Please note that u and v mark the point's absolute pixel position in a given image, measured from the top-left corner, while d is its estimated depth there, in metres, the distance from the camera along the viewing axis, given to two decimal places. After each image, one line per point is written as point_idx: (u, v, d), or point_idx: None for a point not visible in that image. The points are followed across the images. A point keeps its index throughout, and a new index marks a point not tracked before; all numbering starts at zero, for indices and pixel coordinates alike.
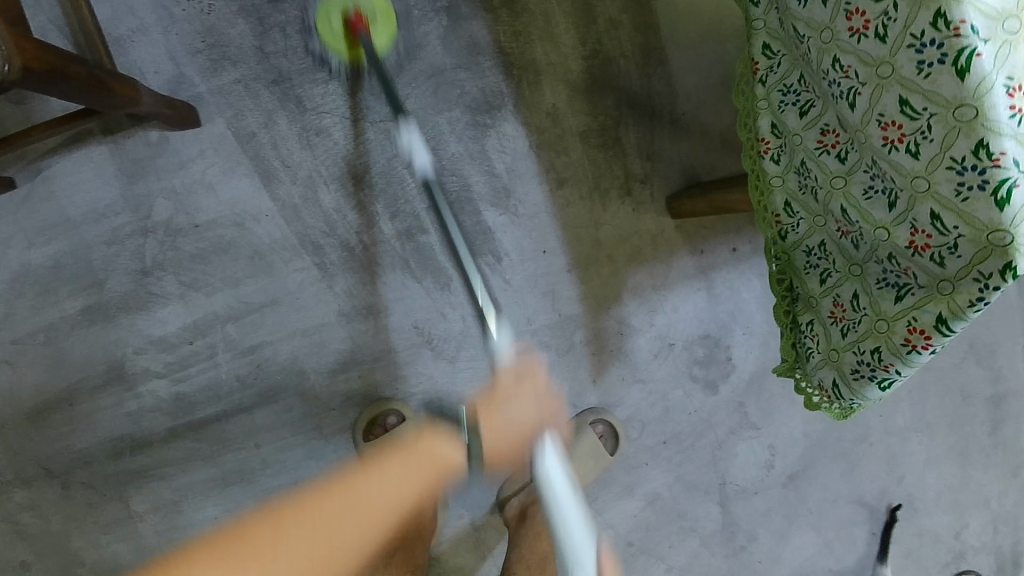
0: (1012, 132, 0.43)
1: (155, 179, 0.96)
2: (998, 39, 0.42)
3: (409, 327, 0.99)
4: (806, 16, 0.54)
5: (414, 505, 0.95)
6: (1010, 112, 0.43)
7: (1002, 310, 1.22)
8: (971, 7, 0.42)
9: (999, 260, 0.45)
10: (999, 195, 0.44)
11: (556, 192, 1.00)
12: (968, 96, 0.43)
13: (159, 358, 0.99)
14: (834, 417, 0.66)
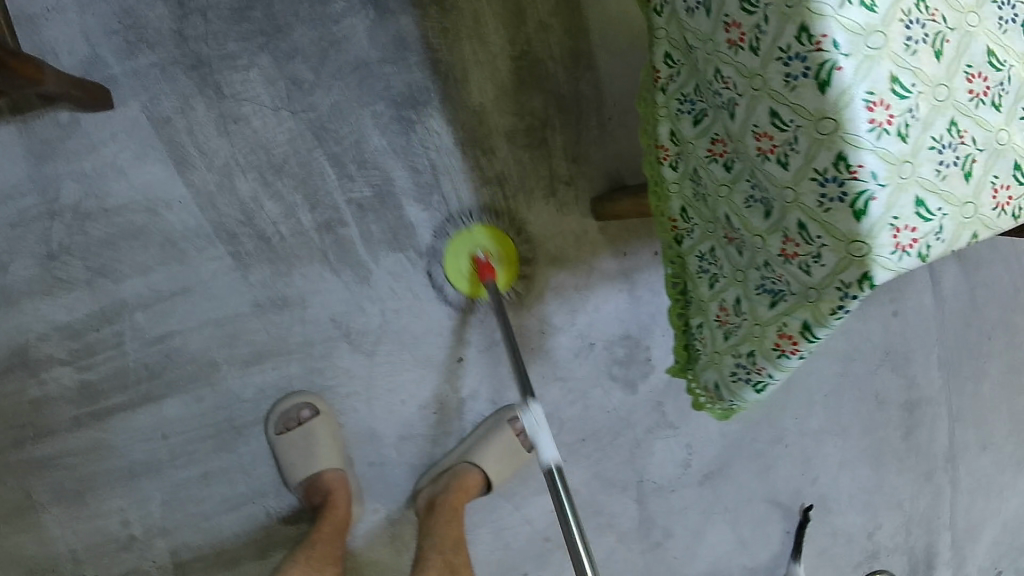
0: (871, 145, 0.42)
1: (63, 162, 0.93)
2: (861, 52, 0.41)
3: (326, 320, 0.99)
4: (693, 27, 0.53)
5: (327, 499, 0.94)
6: (869, 125, 0.42)
7: (922, 321, 1.25)
8: (835, 20, 0.40)
9: (857, 269, 0.45)
10: (857, 207, 0.43)
11: (481, 189, 1.00)
12: (830, 108, 0.42)
13: (64, 345, 0.96)
14: (717, 415, 0.68)
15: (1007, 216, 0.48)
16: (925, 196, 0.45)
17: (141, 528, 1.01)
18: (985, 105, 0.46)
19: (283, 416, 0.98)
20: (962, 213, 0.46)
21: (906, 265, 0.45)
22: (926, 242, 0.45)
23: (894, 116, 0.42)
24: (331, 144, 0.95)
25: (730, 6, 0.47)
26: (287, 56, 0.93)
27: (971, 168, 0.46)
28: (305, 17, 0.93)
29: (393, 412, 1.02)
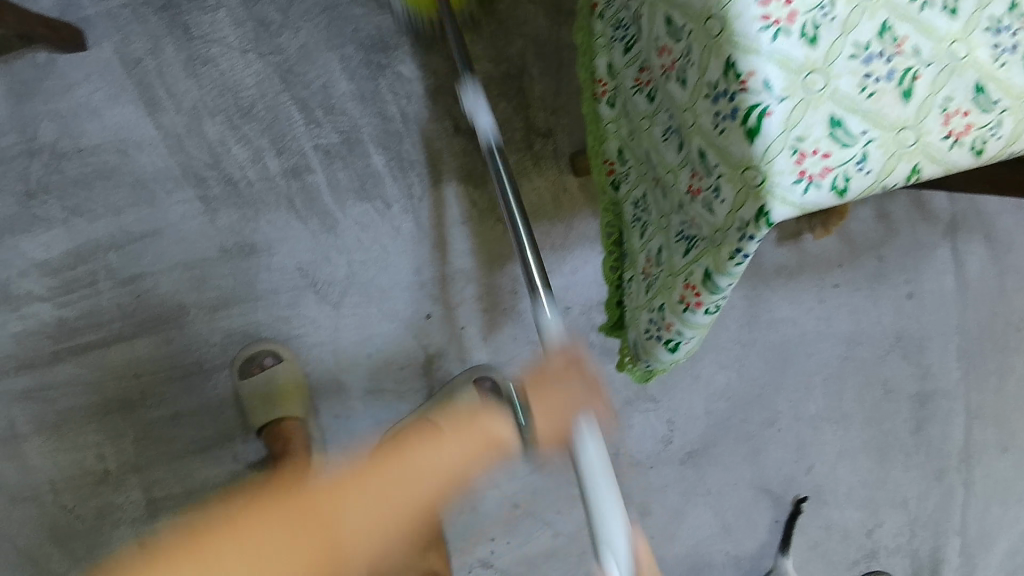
0: (768, 49, 0.38)
1: (41, 102, 0.94)
2: None
3: (292, 268, 0.98)
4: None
5: (285, 447, 0.93)
6: (762, 24, 0.38)
7: (941, 305, 1.14)
8: None
9: (754, 204, 0.40)
10: (750, 124, 0.39)
11: (452, 139, 0.96)
12: (714, 6, 0.39)
13: (42, 283, 0.99)
14: (638, 378, 0.65)
15: (962, 150, 0.40)
16: (842, 115, 0.39)
17: (116, 462, 1.03)
18: (933, 10, 0.39)
19: (247, 361, 0.98)
20: (894, 140, 0.39)
21: (813, 199, 0.39)
22: (842, 173, 0.39)
23: (796, 15, 0.38)
24: (299, 88, 0.93)
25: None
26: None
27: (912, 87, 0.39)
28: None
29: (358, 364, 1.01)
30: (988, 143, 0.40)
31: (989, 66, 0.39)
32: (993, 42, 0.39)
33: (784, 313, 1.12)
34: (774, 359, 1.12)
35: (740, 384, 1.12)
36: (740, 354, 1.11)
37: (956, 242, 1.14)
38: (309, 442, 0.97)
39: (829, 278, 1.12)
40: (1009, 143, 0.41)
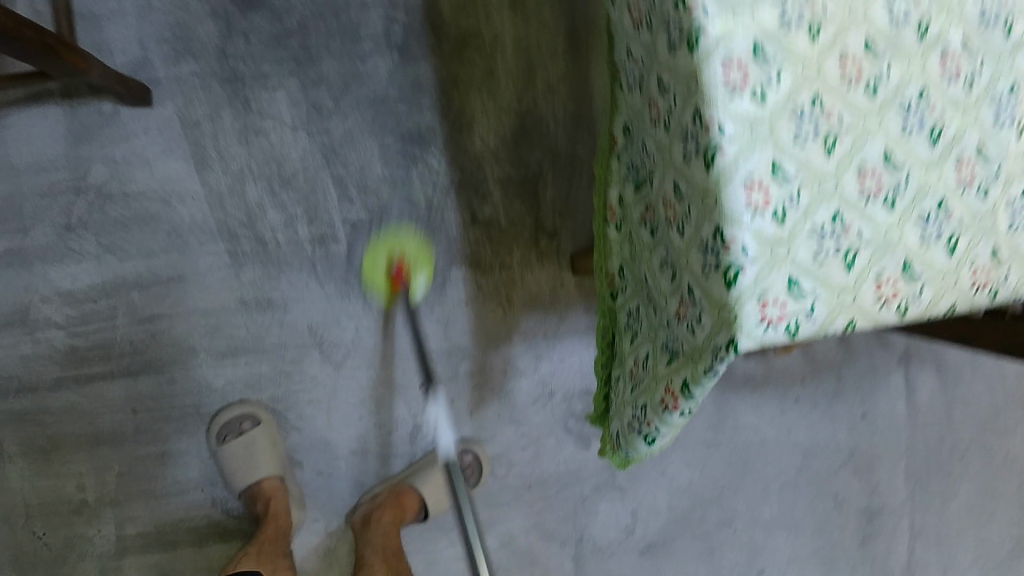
0: (747, 223, 0.50)
1: (98, 146, 1.02)
2: (744, 138, 0.49)
3: (304, 326, 1.05)
4: (631, 107, 0.62)
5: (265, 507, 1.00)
6: (745, 206, 0.50)
7: (891, 427, 1.23)
8: (723, 109, 0.49)
9: (726, 334, 0.51)
10: (729, 275, 0.50)
11: (468, 228, 1.06)
12: (711, 185, 0.50)
13: (61, 311, 1.04)
14: (616, 465, 0.72)
15: (891, 310, 0.55)
16: (798, 277, 0.52)
17: (94, 494, 1.07)
18: (877, 205, 0.53)
19: (224, 426, 1.03)
20: (839, 296, 0.53)
21: (771, 337, 0.51)
22: (795, 319, 0.52)
23: (772, 199, 0.50)
24: (338, 167, 1.03)
25: (651, 92, 0.56)
26: (314, 82, 1.02)
27: (853, 260, 0.53)
28: (335, 51, 1.02)
29: (350, 424, 1.07)
30: (909, 307, 0.55)
31: (917, 249, 0.55)
32: (921, 230, 0.54)
33: (748, 421, 1.20)
34: (736, 463, 1.20)
35: (703, 484, 1.19)
36: (704, 454, 1.19)
37: (910, 369, 1.23)
38: (287, 500, 1.03)
39: (792, 393, 1.21)
40: (927, 308, 0.56)
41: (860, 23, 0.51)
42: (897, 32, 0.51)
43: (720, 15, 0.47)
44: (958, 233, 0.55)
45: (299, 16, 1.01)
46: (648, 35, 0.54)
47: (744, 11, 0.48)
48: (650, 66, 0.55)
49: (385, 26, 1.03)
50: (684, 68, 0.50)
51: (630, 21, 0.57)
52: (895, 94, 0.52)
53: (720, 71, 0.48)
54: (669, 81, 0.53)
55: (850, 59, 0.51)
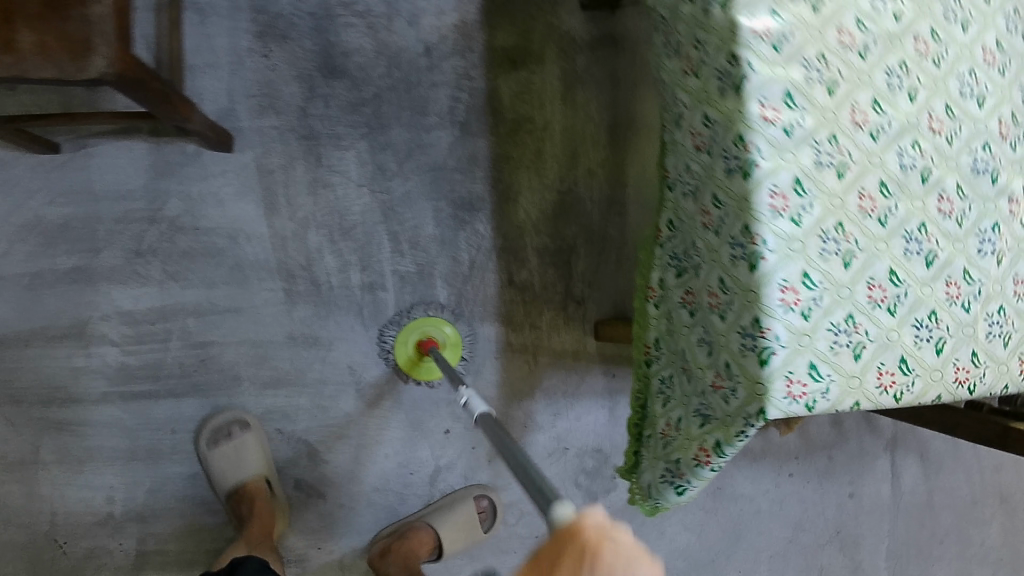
0: (779, 316, 0.62)
1: (177, 182, 1.10)
2: (782, 250, 0.61)
3: (344, 365, 1.13)
4: (683, 210, 0.72)
5: (251, 507, 1.04)
6: (779, 302, 0.62)
7: (875, 509, 1.32)
8: (767, 226, 0.61)
9: (757, 404, 0.62)
10: (763, 356, 0.62)
11: (505, 289, 1.16)
12: (753, 284, 0.62)
13: (118, 330, 1.10)
14: (644, 511, 0.81)
15: (889, 395, 0.66)
16: (817, 363, 0.63)
17: (122, 508, 1.11)
18: (881, 311, 0.66)
19: (213, 431, 1.08)
20: (851, 380, 0.64)
21: (794, 409, 0.62)
22: (814, 397, 0.63)
23: (799, 299, 0.62)
24: (394, 224, 1.14)
25: (705, 203, 0.67)
26: (382, 146, 1.14)
27: (860, 352, 0.65)
28: (404, 120, 1.15)
29: (376, 462, 1.14)
30: (904, 394, 0.67)
31: (910, 348, 0.67)
32: (915, 333, 0.67)
33: (744, 491, 1.28)
34: (730, 531, 1.27)
35: (698, 548, 1.26)
36: (702, 520, 1.26)
37: (895, 455, 1.32)
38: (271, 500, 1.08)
39: (786, 468, 1.29)
40: (917, 396, 0.68)
41: (875, 169, 0.64)
42: (904, 177, 0.66)
43: (770, 156, 0.60)
44: (944, 338, 0.68)
45: (376, 88, 1.14)
46: (706, 158, 0.66)
47: (788, 155, 0.61)
48: (705, 183, 0.67)
49: (450, 105, 1.16)
50: (737, 191, 0.62)
51: (689, 141, 0.68)
52: (900, 225, 0.66)
53: (767, 198, 0.61)
54: (722, 197, 0.64)
55: (866, 196, 0.64)
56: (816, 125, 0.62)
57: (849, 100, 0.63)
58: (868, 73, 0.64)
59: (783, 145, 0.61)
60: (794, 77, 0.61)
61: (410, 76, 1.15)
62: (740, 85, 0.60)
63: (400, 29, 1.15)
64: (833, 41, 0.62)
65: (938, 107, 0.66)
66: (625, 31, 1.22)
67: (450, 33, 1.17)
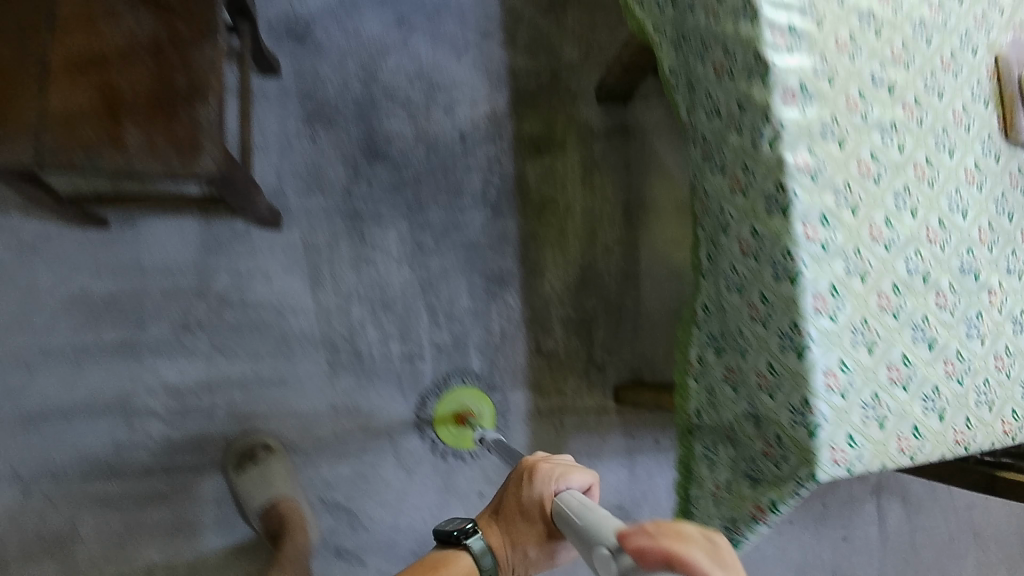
0: (824, 397, 0.74)
1: (226, 259, 1.15)
2: (823, 342, 0.75)
3: (384, 433, 1.18)
4: (729, 301, 0.86)
5: (284, 524, 1.06)
6: (823, 385, 0.75)
7: (866, 549, 1.44)
8: (811, 323, 0.75)
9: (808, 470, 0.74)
10: (811, 429, 0.74)
11: (533, 356, 1.25)
12: (802, 369, 0.75)
13: (163, 403, 1.13)
14: None
15: (907, 457, 0.79)
16: (853, 433, 0.76)
17: None
18: (899, 387, 0.79)
19: (240, 456, 1.11)
20: (879, 448, 0.77)
21: (837, 473, 0.74)
22: (852, 462, 0.75)
23: (838, 381, 0.75)
24: (431, 298, 1.22)
25: (753, 299, 0.81)
26: (420, 225, 1.24)
27: (885, 422, 0.78)
28: (441, 202, 1.25)
29: (413, 526, 1.19)
30: (918, 455, 0.79)
31: (922, 417, 0.79)
32: (924, 404, 0.80)
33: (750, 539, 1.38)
34: None
35: None
36: None
37: (880, 499, 1.45)
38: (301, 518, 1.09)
39: (786, 516, 1.40)
40: (929, 458, 0.80)
41: (889, 273, 0.79)
42: (911, 278, 0.81)
43: (812, 267, 0.75)
44: (946, 407, 0.81)
45: (415, 172, 1.25)
46: (754, 262, 0.80)
47: (826, 265, 0.76)
48: (755, 283, 0.80)
49: (483, 188, 1.28)
50: (786, 293, 0.76)
51: (737, 247, 0.83)
52: (910, 317, 0.80)
53: (811, 300, 0.75)
54: (770, 296, 0.78)
55: (884, 294, 0.79)
56: (844, 240, 0.77)
57: (868, 218, 0.79)
58: (881, 197, 0.80)
59: (822, 257, 0.76)
60: (827, 203, 0.77)
61: (445, 161, 1.27)
62: (787, 208, 0.76)
63: (437, 119, 1.27)
64: (856, 173, 0.79)
65: (934, 221, 0.83)
66: (636, 123, 1.36)
67: (482, 123, 1.30)
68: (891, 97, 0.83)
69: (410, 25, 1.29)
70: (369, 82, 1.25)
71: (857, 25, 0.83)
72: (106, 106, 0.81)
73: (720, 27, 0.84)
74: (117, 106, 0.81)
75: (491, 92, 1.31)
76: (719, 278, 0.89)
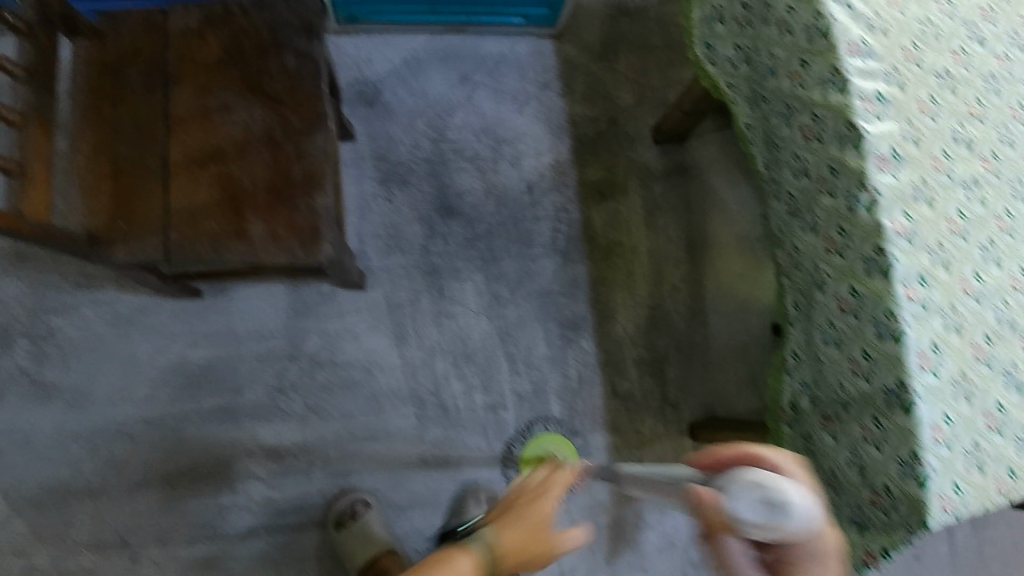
0: (931, 448, 0.78)
1: (315, 320, 1.19)
2: (928, 396, 0.79)
3: (473, 483, 1.21)
4: (827, 355, 0.90)
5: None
6: (930, 437, 0.78)
7: (939, 566, 1.47)
8: (916, 379, 0.79)
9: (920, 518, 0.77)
10: (921, 479, 0.78)
11: (610, 398, 1.29)
12: (909, 423, 0.79)
13: (264, 464, 1.16)
14: None
15: (1005, 498, 0.79)
16: (960, 481, 0.78)
17: None
18: (996, 433, 0.80)
19: (339, 513, 1.14)
20: (983, 492, 0.78)
21: (947, 520, 0.77)
22: (959, 509, 0.78)
23: (943, 432, 0.79)
24: (510, 347, 1.26)
25: (855, 355, 0.86)
26: (495, 276, 1.28)
27: (985, 467, 0.79)
28: (514, 252, 1.29)
29: None
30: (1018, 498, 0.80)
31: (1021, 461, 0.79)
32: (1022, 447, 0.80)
33: None
34: None
35: None
36: None
37: None
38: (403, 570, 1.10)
39: None
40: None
41: (981, 324, 0.82)
42: (1001, 326, 0.83)
43: (914, 326, 0.80)
44: None
45: (487, 225, 1.29)
46: (855, 320, 0.85)
47: (926, 324, 0.80)
48: (856, 340, 0.85)
49: (552, 236, 1.32)
50: (891, 351, 0.81)
51: (834, 304, 0.89)
52: (1004, 364, 0.82)
53: (915, 358, 0.79)
54: (873, 353, 0.83)
55: (978, 345, 0.81)
56: (941, 299, 0.82)
57: (960, 274, 0.82)
58: (968, 252, 0.83)
59: (922, 317, 0.81)
60: (925, 265, 0.82)
61: (515, 212, 1.31)
62: (888, 272, 0.81)
63: (504, 171, 1.32)
64: (946, 232, 0.83)
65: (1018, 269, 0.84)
66: (694, 163, 1.42)
67: (547, 172, 1.34)
68: (970, 153, 0.87)
69: (474, 82, 1.34)
70: (439, 140, 1.30)
71: (937, 85, 0.88)
72: (227, 198, 0.84)
73: (808, 94, 0.91)
74: (237, 197, 0.84)
75: (553, 142, 1.36)
76: (813, 329, 0.93)
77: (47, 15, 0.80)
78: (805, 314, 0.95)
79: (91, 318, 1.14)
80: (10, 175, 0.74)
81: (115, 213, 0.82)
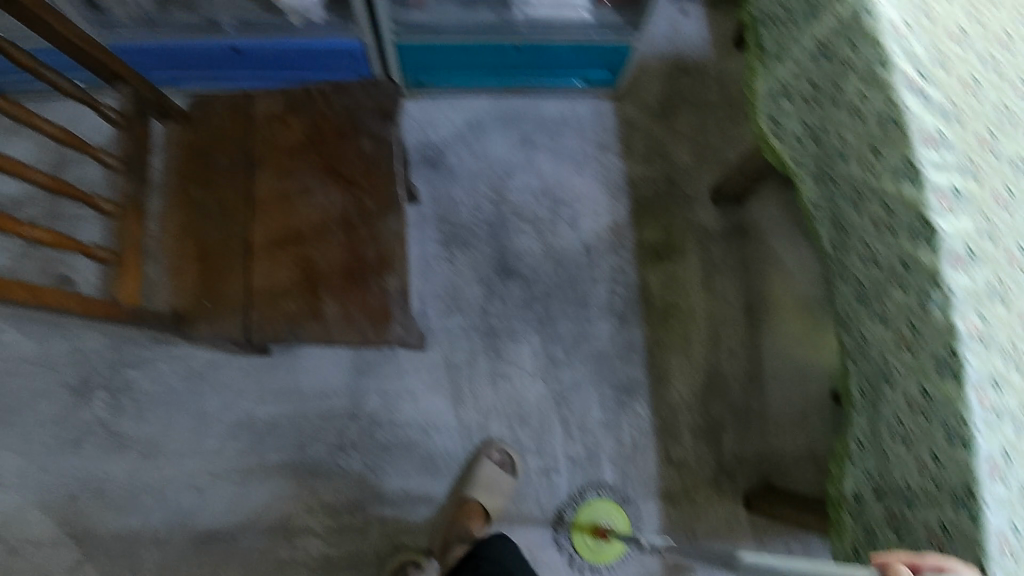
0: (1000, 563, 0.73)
1: (376, 380, 1.23)
2: (997, 507, 0.75)
3: (525, 546, 1.22)
4: (893, 451, 0.87)
5: None
6: (998, 550, 0.73)
7: None
8: (985, 487, 0.75)
9: None
10: None
11: (664, 465, 1.28)
12: (976, 532, 0.75)
13: (321, 521, 1.18)
14: None
15: None
16: None
17: None
18: None
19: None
20: None
21: None
22: None
23: (1013, 546, 0.74)
24: (565, 410, 1.27)
25: (923, 455, 0.82)
26: (551, 339, 1.29)
27: None
28: (570, 314, 1.30)
29: None
30: None
31: None
32: None
33: None
34: None
35: None
36: None
37: None
38: None
39: None
40: None
41: None
42: None
43: (985, 432, 0.76)
44: None
45: (545, 287, 1.31)
46: (925, 420, 0.82)
47: (996, 430, 0.77)
48: (924, 439, 0.82)
49: (609, 298, 1.32)
50: (959, 456, 0.77)
51: (903, 400, 0.86)
52: None
53: (984, 465, 0.75)
54: (941, 456, 0.79)
55: None
56: (1014, 403, 0.78)
57: None
58: None
59: (994, 424, 0.77)
60: (998, 368, 0.79)
61: (572, 274, 1.32)
62: (959, 373, 0.78)
63: (563, 233, 1.33)
64: (1020, 332, 0.80)
65: None
66: (752, 224, 1.40)
67: (605, 234, 1.34)
68: None
69: (534, 143, 1.36)
70: (499, 202, 1.32)
71: (1012, 176, 0.85)
72: (305, 280, 0.87)
73: (879, 183, 0.89)
74: (314, 280, 0.87)
75: (612, 202, 1.36)
76: (879, 421, 0.91)
77: (142, 107, 0.84)
78: (872, 404, 0.93)
79: (167, 372, 1.20)
80: (106, 263, 0.77)
81: (200, 294, 0.86)
